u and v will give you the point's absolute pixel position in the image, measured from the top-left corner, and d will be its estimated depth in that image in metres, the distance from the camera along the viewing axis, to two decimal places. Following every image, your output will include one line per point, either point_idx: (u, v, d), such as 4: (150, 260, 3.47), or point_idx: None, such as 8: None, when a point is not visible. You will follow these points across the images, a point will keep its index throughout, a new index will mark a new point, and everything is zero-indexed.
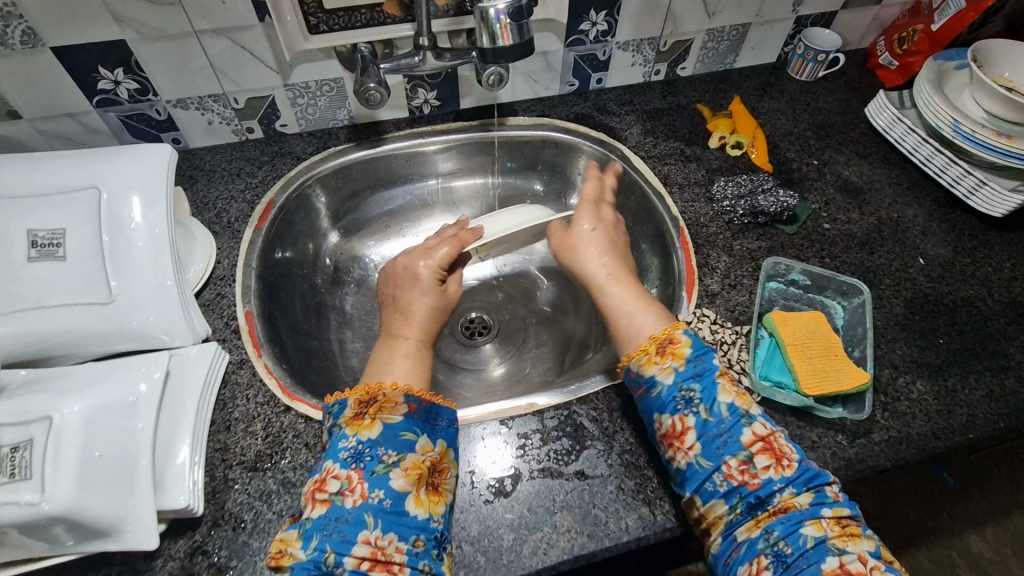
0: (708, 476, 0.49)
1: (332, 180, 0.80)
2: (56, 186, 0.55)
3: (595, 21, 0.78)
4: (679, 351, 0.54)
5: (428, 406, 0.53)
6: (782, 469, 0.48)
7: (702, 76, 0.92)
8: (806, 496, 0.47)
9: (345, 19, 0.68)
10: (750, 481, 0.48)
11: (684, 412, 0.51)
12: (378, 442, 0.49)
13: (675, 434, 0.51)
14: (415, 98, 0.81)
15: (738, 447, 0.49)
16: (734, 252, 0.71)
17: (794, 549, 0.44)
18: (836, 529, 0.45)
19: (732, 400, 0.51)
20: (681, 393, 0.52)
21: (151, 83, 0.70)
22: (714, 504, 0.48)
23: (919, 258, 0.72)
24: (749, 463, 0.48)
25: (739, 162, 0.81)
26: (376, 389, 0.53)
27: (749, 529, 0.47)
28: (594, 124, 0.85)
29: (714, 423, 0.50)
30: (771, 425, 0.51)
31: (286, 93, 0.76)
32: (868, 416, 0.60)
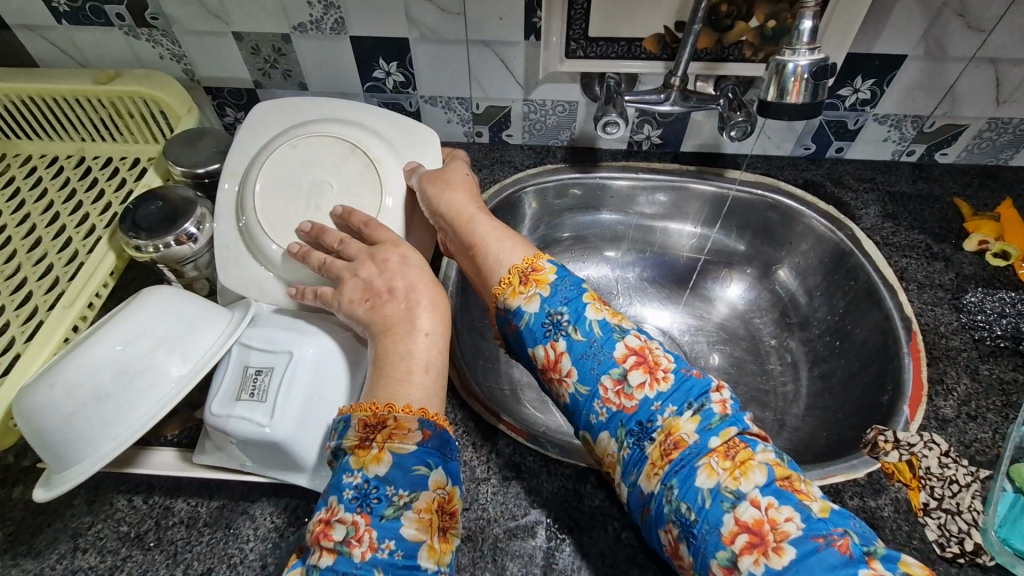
0: (589, 404, 0.47)
1: (539, 195, 0.82)
2: (326, 163, 0.63)
3: (858, 88, 0.72)
4: (542, 277, 0.52)
5: (443, 433, 0.45)
6: (656, 385, 0.45)
7: (965, 167, 0.80)
8: (689, 420, 0.43)
9: (602, 49, 0.70)
10: (626, 404, 0.45)
11: (554, 338, 0.49)
12: (388, 479, 0.42)
13: (552, 365, 0.49)
14: (639, 133, 0.81)
15: (612, 365, 0.47)
16: (979, 377, 0.60)
17: (696, 512, 0.40)
18: (727, 468, 0.41)
19: (602, 317, 0.49)
20: (548, 317, 0.50)
21: (415, 79, 0.77)
22: (604, 438, 0.46)
23: None
24: (623, 382, 0.46)
25: (1001, 274, 0.69)
26: (385, 410, 0.45)
27: (650, 478, 0.43)
28: (823, 195, 0.78)
29: (588, 343, 0.48)
30: (645, 338, 0.48)
31: (522, 108, 0.80)
32: None
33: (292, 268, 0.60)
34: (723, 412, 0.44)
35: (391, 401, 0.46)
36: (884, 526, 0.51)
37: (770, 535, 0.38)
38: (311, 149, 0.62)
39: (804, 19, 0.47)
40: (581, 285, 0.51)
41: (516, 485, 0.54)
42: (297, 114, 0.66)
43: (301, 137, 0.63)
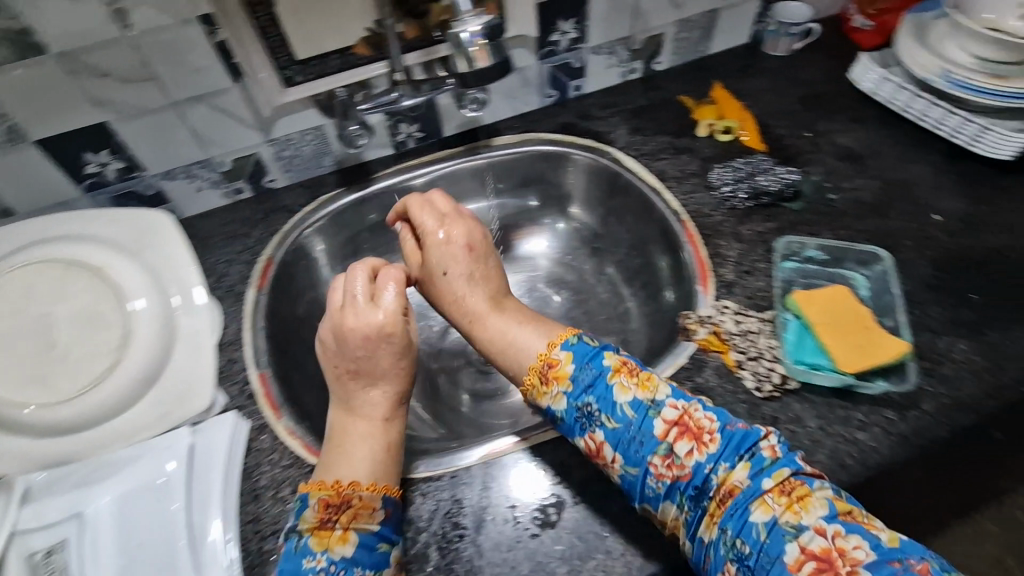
0: (642, 483, 0.47)
1: (327, 229, 0.79)
2: (58, 291, 0.57)
3: (565, 30, 0.78)
4: (560, 372, 0.51)
5: (393, 508, 0.49)
6: (704, 448, 0.46)
7: (679, 68, 0.92)
8: (742, 469, 0.44)
9: (319, 68, 0.68)
10: (680, 473, 0.45)
11: (590, 430, 0.49)
12: (355, 560, 0.45)
13: (595, 453, 0.49)
14: (398, 133, 0.81)
15: (655, 444, 0.47)
16: (743, 237, 0.69)
17: (750, 545, 0.42)
18: (783, 502, 0.42)
19: (635, 397, 0.49)
20: (651, 412, 0.48)
21: (137, 159, 0.69)
22: (665, 508, 0.46)
23: (935, 215, 0.70)
24: (671, 455, 0.46)
25: (732, 146, 0.80)
26: (348, 490, 0.48)
27: (710, 529, 0.44)
28: (580, 132, 0.84)
29: (623, 429, 0.48)
30: (684, 402, 0.48)
31: (270, 149, 0.75)
32: (915, 385, 0.56)
33: (58, 415, 0.54)
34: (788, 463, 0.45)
35: (354, 478, 0.49)
36: (715, 394, 0.57)
37: (840, 561, 0.39)
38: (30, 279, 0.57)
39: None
40: (604, 365, 0.51)
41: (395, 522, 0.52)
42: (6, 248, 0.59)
43: (13, 271, 0.57)
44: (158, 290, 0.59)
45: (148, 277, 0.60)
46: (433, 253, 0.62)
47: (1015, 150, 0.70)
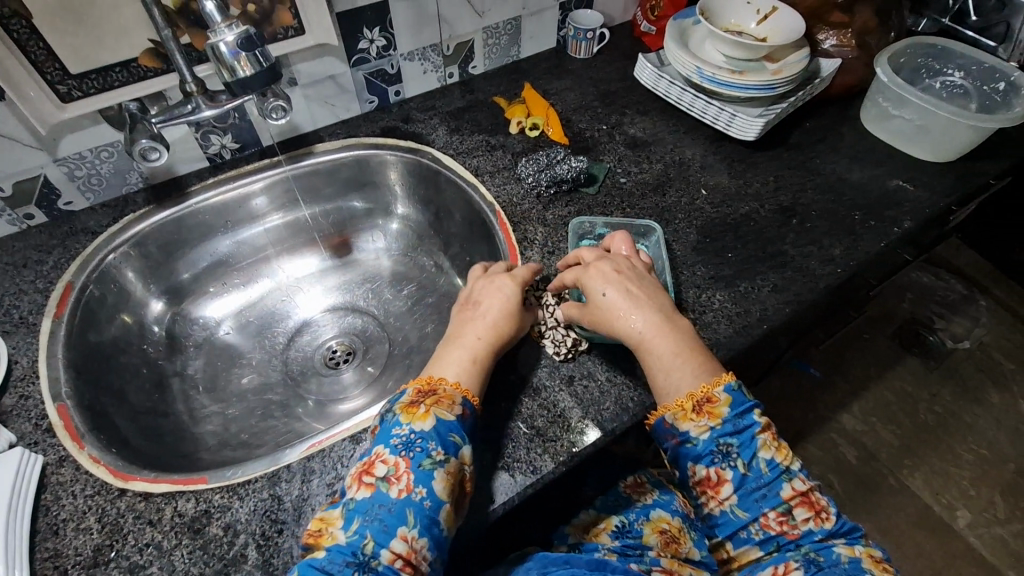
0: (744, 526, 0.52)
1: (137, 248, 0.76)
2: None
3: (371, 38, 0.81)
4: (716, 410, 0.54)
5: (475, 418, 0.54)
6: (821, 521, 0.52)
7: (494, 71, 0.99)
8: (839, 547, 0.50)
9: (101, 81, 0.66)
10: (789, 531, 0.51)
11: (721, 466, 0.53)
12: (432, 436, 0.50)
13: (711, 484, 0.53)
14: (210, 145, 0.79)
15: (778, 501, 0.52)
16: (548, 222, 0.77)
17: (827, 558, 0.49)
18: (869, 560, 0.50)
19: (771, 456, 0.53)
20: (718, 447, 0.53)
21: None
22: (746, 549, 0.52)
23: (702, 189, 0.82)
24: (788, 515, 0.52)
25: (540, 141, 0.88)
26: (435, 383, 0.55)
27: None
28: (401, 135, 0.88)
29: (753, 477, 0.53)
30: (806, 478, 0.54)
31: (60, 169, 0.71)
32: (684, 329, 0.67)
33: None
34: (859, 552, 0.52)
35: (441, 376, 0.56)
36: (521, 364, 0.64)
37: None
38: None
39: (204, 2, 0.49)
40: (754, 421, 0.54)
41: (211, 530, 0.52)
42: None
43: None
44: None
45: None
46: (589, 279, 0.62)
47: (756, 131, 0.84)
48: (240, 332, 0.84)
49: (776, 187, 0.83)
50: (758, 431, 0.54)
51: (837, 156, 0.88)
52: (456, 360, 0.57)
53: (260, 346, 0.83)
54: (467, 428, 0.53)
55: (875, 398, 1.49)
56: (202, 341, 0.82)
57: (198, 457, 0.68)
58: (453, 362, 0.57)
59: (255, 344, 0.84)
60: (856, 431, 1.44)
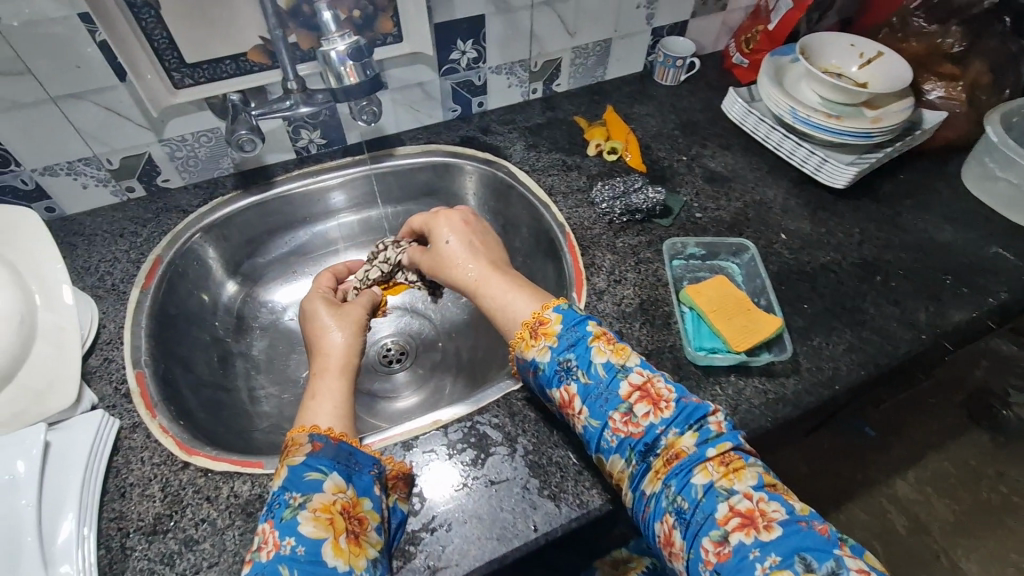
0: (600, 434, 0.53)
1: (220, 230, 0.79)
2: None
3: (463, 49, 0.83)
4: (550, 330, 0.58)
5: (336, 445, 0.54)
6: (661, 412, 0.52)
7: (577, 90, 0.99)
8: (690, 437, 0.51)
9: (211, 71, 0.70)
10: (634, 430, 0.52)
11: (568, 382, 0.55)
12: (285, 488, 0.49)
13: (567, 404, 0.56)
14: (299, 139, 0.82)
15: (618, 401, 0.53)
16: (617, 249, 0.76)
17: (690, 503, 0.48)
18: (721, 470, 0.49)
19: (607, 359, 0.55)
20: (560, 364, 0.56)
21: (13, 154, 0.68)
22: (614, 459, 0.53)
23: (782, 234, 0.79)
24: (631, 415, 0.53)
25: (617, 165, 0.87)
26: (291, 436, 0.55)
27: (653, 483, 0.51)
28: (479, 146, 0.89)
29: (594, 385, 0.54)
30: (648, 373, 0.55)
31: (163, 149, 0.75)
32: (792, 353, 0.66)
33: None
34: (716, 428, 0.52)
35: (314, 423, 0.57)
36: None
37: (760, 518, 0.46)
38: None
39: (322, 11, 0.51)
40: (586, 330, 0.57)
41: (263, 515, 0.53)
42: None
43: None
44: (17, 285, 0.54)
45: (8, 273, 0.54)
46: (435, 225, 0.72)
47: (847, 180, 0.81)
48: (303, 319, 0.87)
49: (861, 239, 0.79)
50: (594, 341, 0.56)
51: (930, 214, 0.83)
52: (330, 394, 0.60)
53: None
54: (325, 460, 0.52)
55: (934, 467, 1.40)
56: (268, 325, 0.85)
57: (253, 437, 0.70)
58: (322, 405, 0.59)
59: None
60: (911, 500, 1.36)
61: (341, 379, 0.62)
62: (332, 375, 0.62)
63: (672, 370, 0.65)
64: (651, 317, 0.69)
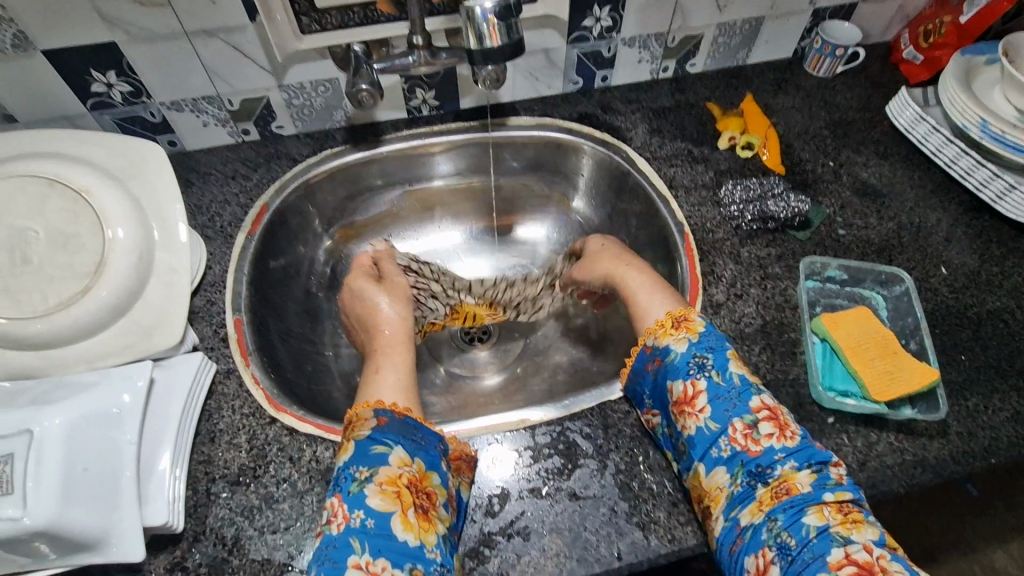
0: (713, 440, 0.48)
1: (325, 183, 0.78)
2: (25, 189, 0.51)
3: (599, 16, 0.75)
4: (692, 326, 0.54)
5: (401, 419, 0.50)
6: (784, 439, 0.47)
7: (713, 73, 0.89)
8: (807, 475, 0.45)
9: (338, 19, 0.68)
10: (751, 447, 0.47)
11: (696, 377, 0.51)
12: (350, 462, 0.47)
13: (687, 400, 0.50)
14: (413, 98, 0.79)
15: (745, 411, 0.49)
16: (741, 259, 0.68)
17: (798, 541, 0.42)
18: (839, 517, 0.43)
19: (743, 373, 0.51)
20: (693, 359, 0.52)
21: (145, 85, 0.69)
22: (717, 472, 0.47)
23: (942, 267, 0.68)
24: (752, 428, 0.48)
25: (750, 164, 0.77)
26: (353, 410, 0.52)
27: (753, 513, 0.45)
28: (598, 124, 0.82)
29: (725, 388, 0.50)
30: (778, 401, 0.50)
31: (281, 95, 0.74)
32: (944, 415, 0.56)
33: (28, 329, 0.49)
34: (837, 478, 0.46)
35: (367, 399, 0.53)
36: None
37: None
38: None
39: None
40: (728, 343, 0.53)
41: None
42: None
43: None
44: (140, 219, 0.53)
45: (133, 207, 0.53)
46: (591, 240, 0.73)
47: None
48: None
49: None
50: (730, 352, 0.52)
51: None
52: (394, 366, 0.58)
53: None
54: (393, 431, 0.49)
55: None
56: None
57: (334, 398, 0.70)
58: (384, 380, 0.56)
59: None
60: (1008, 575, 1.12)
61: (401, 350, 0.61)
62: (393, 347, 0.61)
63: (792, 407, 0.57)
64: (773, 343, 0.61)
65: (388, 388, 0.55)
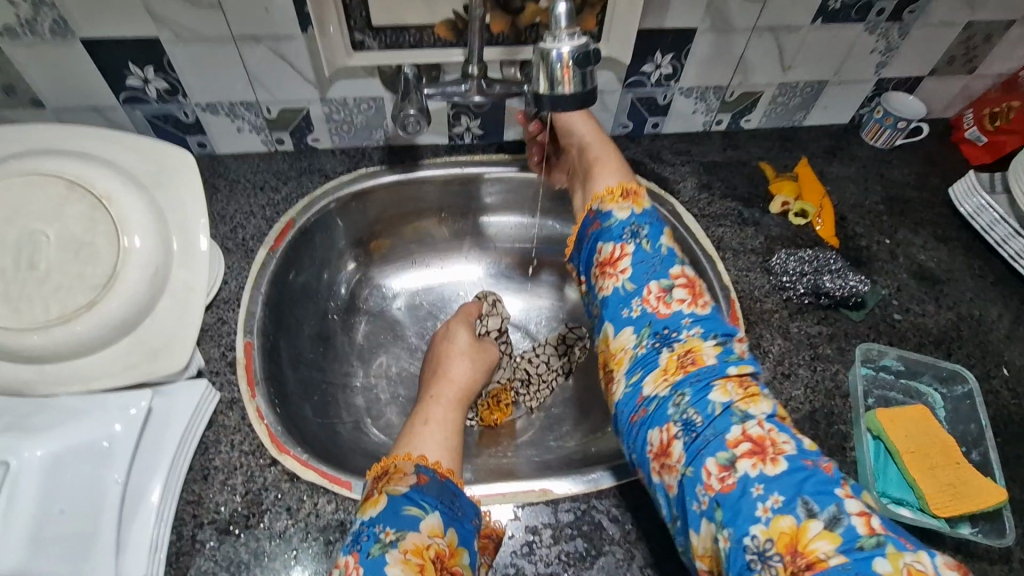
0: (627, 302, 0.53)
1: (356, 204, 0.75)
2: (41, 188, 0.47)
3: (660, 63, 0.72)
4: (639, 201, 0.59)
5: (442, 482, 0.47)
6: (695, 305, 0.51)
7: (767, 132, 0.85)
8: (714, 347, 0.48)
9: (393, 38, 0.64)
10: (662, 309, 0.51)
11: (626, 242, 0.55)
12: (378, 519, 0.43)
13: (611, 261, 0.55)
14: (457, 125, 0.76)
15: (663, 276, 0.53)
16: (789, 335, 0.63)
17: (704, 418, 0.45)
18: (740, 393, 0.46)
19: (671, 247, 0.56)
20: (630, 228, 0.56)
21: (183, 85, 0.66)
22: (624, 334, 0.52)
23: (1003, 367, 0.63)
24: (666, 292, 0.52)
25: (802, 232, 0.73)
26: (388, 461, 0.48)
27: (660, 382, 0.48)
28: (645, 172, 0.79)
29: (651, 255, 0.54)
30: (695, 274, 0.54)
31: (321, 108, 0.71)
32: (1012, 540, 0.50)
33: (23, 342, 0.44)
34: (741, 354, 0.49)
35: (408, 451, 0.50)
36: None
37: (769, 448, 0.43)
38: (15, 165, 0.47)
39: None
40: (665, 226, 0.57)
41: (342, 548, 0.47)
42: (16, 127, 0.50)
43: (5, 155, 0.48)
44: (161, 231, 0.49)
45: (154, 217, 0.49)
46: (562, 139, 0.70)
47: None
48: (410, 312, 0.81)
49: None
50: (665, 232, 0.56)
51: None
52: (441, 424, 0.56)
53: (423, 334, 0.80)
54: (430, 493, 0.45)
55: None
56: (376, 311, 0.80)
57: (339, 434, 0.65)
58: (430, 434, 0.53)
59: (419, 330, 0.80)
60: None
61: (454, 408, 0.60)
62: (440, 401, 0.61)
63: None
64: (821, 434, 0.57)
65: (431, 445, 0.52)
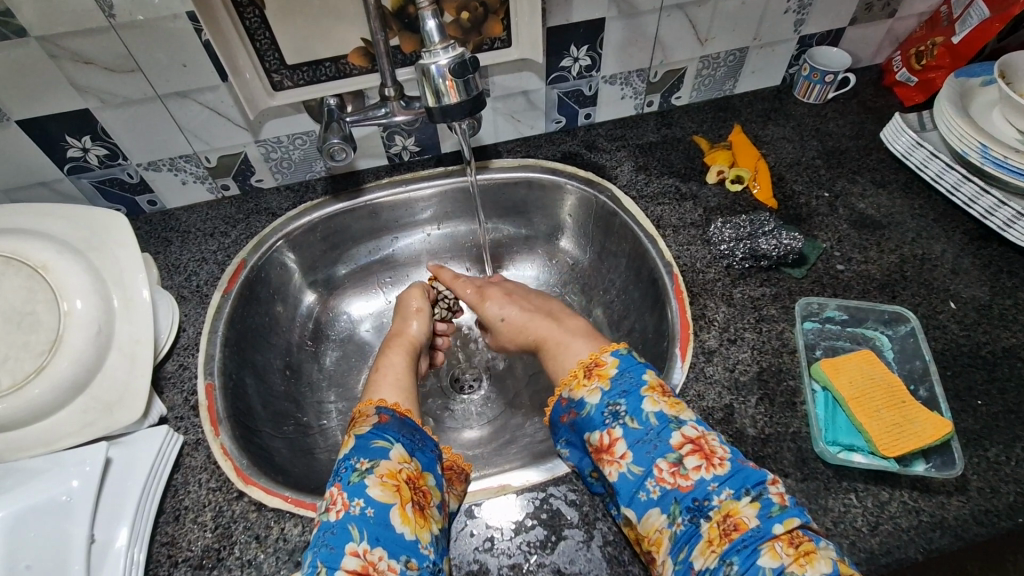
0: (640, 484, 0.47)
1: (305, 235, 0.77)
2: None
3: (576, 56, 0.74)
4: (604, 372, 0.54)
5: (401, 419, 0.53)
6: (713, 468, 0.45)
7: (699, 105, 0.87)
8: (750, 507, 0.43)
9: (310, 74, 0.67)
10: (682, 483, 0.45)
11: (611, 425, 0.50)
12: (350, 455, 0.49)
13: (605, 448, 0.49)
14: (393, 145, 0.78)
15: (667, 449, 0.47)
16: (733, 301, 0.64)
17: None
18: (790, 552, 0.40)
19: (660, 408, 0.50)
20: (608, 408, 0.51)
21: (121, 148, 0.69)
22: (651, 515, 0.46)
23: (951, 301, 0.63)
24: (679, 464, 0.46)
25: (740, 198, 0.74)
26: (355, 409, 0.55)
27: (705, 555, 0.42)
28: (583, 163, 0.80)
29: (643, 430, 0.49)
30: (705, 428, 0.49)
31: (258, 149, 0.74)
32: (962, 471, 0.52)
33: None
34: (782, 501, 0.44)
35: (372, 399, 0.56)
36: None
37: None
38: None
39: (427, 21, 0.49)
40: (642, 376, 0.52)
41: None
42: None
43: None
44: (99, 291, 0.53)
45: (92, 278, 0.53)
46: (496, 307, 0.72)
47: None
48: (377, 333, 0.83)
49: None
50: (646, 389, 0.51)
51: None
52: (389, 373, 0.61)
53: None
54: (388, 427, 0.51)
55: None
56: (343, 336, 0.81)
57: (314, 460, 0.67)
58: (385, 378, 0.60)
59: None
60: None
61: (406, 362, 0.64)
62: (398, 350, 0.65)
63: (794, 464, 0.53)
64: (771, 393, 0.57)
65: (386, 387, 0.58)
